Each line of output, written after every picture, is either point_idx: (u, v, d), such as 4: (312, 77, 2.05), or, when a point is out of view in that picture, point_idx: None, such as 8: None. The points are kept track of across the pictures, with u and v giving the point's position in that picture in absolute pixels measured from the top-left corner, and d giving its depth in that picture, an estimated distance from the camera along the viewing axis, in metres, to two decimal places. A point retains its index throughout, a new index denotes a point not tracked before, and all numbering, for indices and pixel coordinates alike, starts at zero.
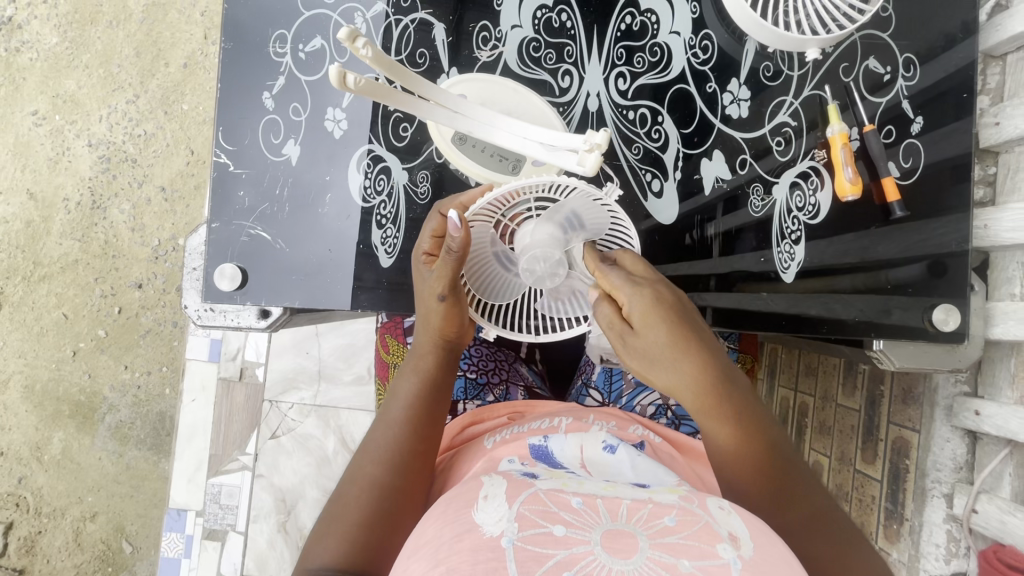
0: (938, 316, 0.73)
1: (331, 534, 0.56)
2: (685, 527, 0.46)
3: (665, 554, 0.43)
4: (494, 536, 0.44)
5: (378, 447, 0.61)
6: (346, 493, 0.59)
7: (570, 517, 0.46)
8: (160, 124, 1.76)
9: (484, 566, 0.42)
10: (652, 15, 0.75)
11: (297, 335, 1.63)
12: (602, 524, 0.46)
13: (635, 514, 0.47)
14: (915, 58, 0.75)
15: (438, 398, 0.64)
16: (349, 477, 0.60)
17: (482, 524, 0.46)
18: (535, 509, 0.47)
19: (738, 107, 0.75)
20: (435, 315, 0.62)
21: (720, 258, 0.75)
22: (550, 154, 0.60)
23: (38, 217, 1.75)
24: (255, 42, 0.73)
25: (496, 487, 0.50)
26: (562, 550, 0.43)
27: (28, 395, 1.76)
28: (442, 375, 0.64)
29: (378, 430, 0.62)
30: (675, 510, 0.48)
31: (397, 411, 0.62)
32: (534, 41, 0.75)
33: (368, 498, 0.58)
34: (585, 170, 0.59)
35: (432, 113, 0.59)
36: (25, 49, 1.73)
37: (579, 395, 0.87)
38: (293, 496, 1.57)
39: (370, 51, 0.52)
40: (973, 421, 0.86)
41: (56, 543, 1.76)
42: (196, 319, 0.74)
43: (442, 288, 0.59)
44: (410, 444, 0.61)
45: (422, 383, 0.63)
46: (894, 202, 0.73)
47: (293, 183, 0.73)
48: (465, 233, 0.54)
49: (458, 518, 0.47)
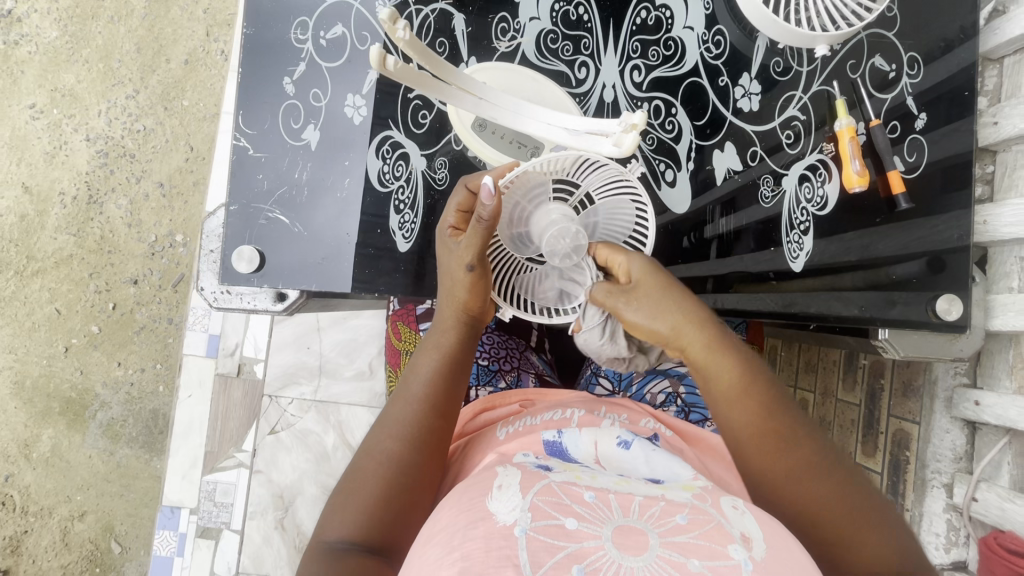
0: (940, 306, 0.75)
1: (350, 508, 0.57)
2: (696, 526, 0.46)
3: (675, 552, 0.44)
4: (506, 525, 0.45)
5: (398, 420, 0.61)
6: (364, 466, 0.60)
7: (582, 511, 0.47)
8: (160, 119, 1.75)
9: (498, 554, 0.43)
10: (666, 11, 0.78)
11: (296, 330, 1.61)
12: (614, 519, 0.46)
13: (646, 511, 0.47)
14: (919, 58, 0.78)
15: (458, 375, 0.65)
16: (366, 450, 0.61)
17: (495, 512, 0.46)
18: (548, 500, 0.47)
19: (749, 100, 0.78)
20: (461, 287, 0.62)
21: (716, 260, 0.79)
22: (574, 138, 0.61)
23: (32, 210, 1.73)
24: (276, 29, 0.74)
25: (509, 476, 0.51)
26: (573, 544, 0.44)
27: (18, 391, 1.73)
28: (463, 351, 0.65)
29: (398, 403, 0.63)
30: (686, 509, 0.48)
31: (418, 388, 0.63)
32: (552, 32, 0.76)
33: (386, 470, 0.59)
34: (619, 151, 0.58)
35: (459, 98, 0.61)
36: (24, 42, 1.72)
37: (588, 384, 0.89)
38: (292, 492, 1.56)
39: (407, 37, 0.53)
40: (973, 412, 0.88)
41: (43, 543, 1.73)
42: (213, 301, 0.74)
43: (469, 260, 0.60)
44: (429, 420, 0.62)
45: (445, 359, 0.64)
46: (900, 195, 0.75)
47: (312, 167, 0.74)
48: (497, 201, 0.55)
49: (473, 503, 0.48)
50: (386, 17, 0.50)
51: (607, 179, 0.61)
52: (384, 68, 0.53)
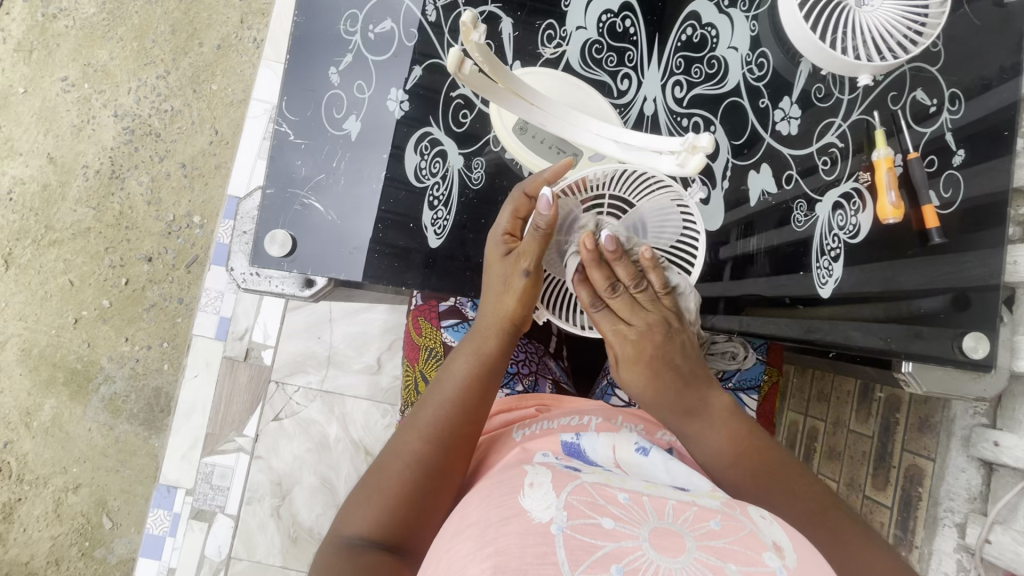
0: (967, 343, 0.75)
1: (372, 505, 0.57)
2: (730, 532, 0.46)
3: (712, 556, 0.44)
4: (543, 522, 0.45)
5: (427, 421, 0.62)
6: (390, 463, 0.60)
7: (618, 511, 0.47)
8: (188, 101, 1.77)
9: (534, 551, 0.43)
10: (712, 30, 0.78)
11: (307, 319, 1.62)
12: (650, 521, 0.46)
13: (681, 515, 0.48)
14: (960, 93, 0.78)
15: (490, 380, 0.65)
16: (393, 448, 0.61)
17: (530, 510, 0.46)
18: (583, 500, 0.47)
19: (788, 124, 0.78)
20: (510, 295, 0.64)
21: (732, 282, 0.77)
22: (623, 152, 0.67)
23: (55, 181, 1.75)
24: (326, 19, 0.75)
25: (541, 476, 0.51)
26: (610, 543, 0.44)
27: (24, 358, 1.74)
28: (499, 357, 0.66)
29: (428, 404, 0.63)
30: (719, 515, 0.48)
31: (450, 391, 0.63)
32: (597, 43, 0.77)
33: (411, 471, 0.59)
34: (682, 170, 0.65)
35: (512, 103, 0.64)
36: (62, 17, 1.75)
37: (604, 394, 0.88)
38: (290, 480, 1.55)
39: (480, 42, 0.57)
40: (992, 452, 0.88)
41: (35, 512, 1.73)
42: (241, 282, 0.75)
43: (525, 267, 0.63)
44: (457, 424, 0.62)
45: (481, 363, 0.65)
46: (932, 229, 0.75)
47: (350, 158, 0.74)
48: (553, 211, 0.59)
49: (504, 500, 0.48)
50: (466, 22, 0.55)
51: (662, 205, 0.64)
52: (460, 71, 0.59)
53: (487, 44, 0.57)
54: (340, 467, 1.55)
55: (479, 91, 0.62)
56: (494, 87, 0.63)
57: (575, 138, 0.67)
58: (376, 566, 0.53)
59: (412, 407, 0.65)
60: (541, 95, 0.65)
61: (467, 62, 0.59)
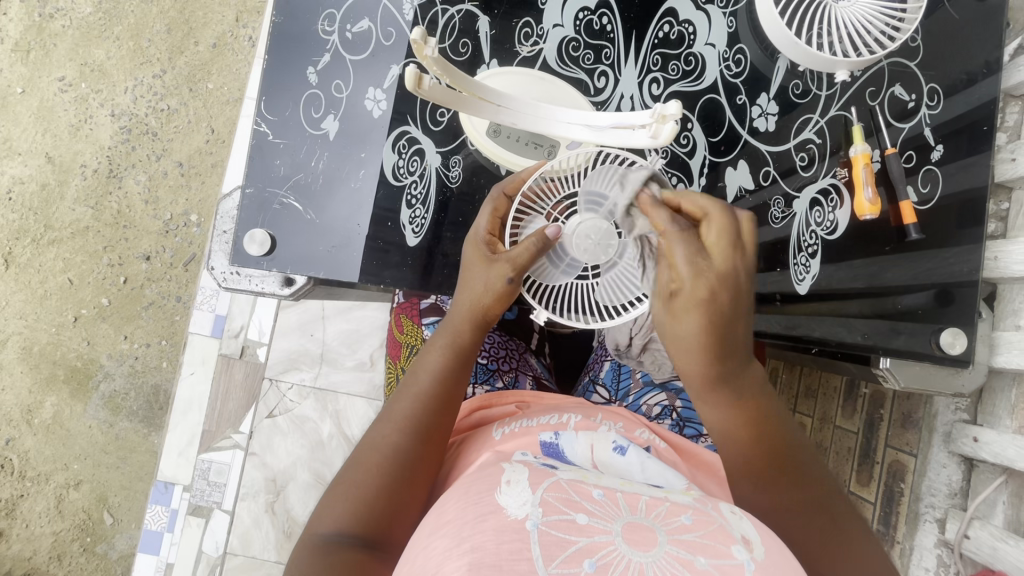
0: (945, 339, 0.74)
1: (347, 499, 0.58)
2: (701, 526, 0.47)
3: (682, 550, 0.44)
4: (518, 518, 0.45)
5: (400, 416, 0.62)
6: (365, 459, 0.61)
7: (592, 507, 0.48)
8: (184, 100, 1.78)
9: (509, 547, 0.43)
10: (689, 26, 0.78)
11: (301, 317, 1.63)
12: (623, 516, 0.47)
13: (653, 510, 0.48)
14: (939, 88, 0.78)
15: (462, 373, 0.66)
16: (368, 443, 0.62)
17: (506, 506, 0.47)
18: (558, 496, 0.48)
19: (765, 120, 0.78)
20: (491, 295, 0.63)
21: None
22: (598, 133, 0.66)
23: (53, 180, 1.77)
24: (304, 19, 0.75)
25: (518, 473, 0.51)
26: (584, 538, 0.45)
27: (25, 356, 1.76)
28: (471, 350, 0.66)
29: (401, 398, 0.64)
30: (690, 510, 0.49)
31: (425, 385, 0.64)
32: (574, 41, 0.77)
33: (385, 465, 0.60)
34: (658, 141, 0.64)
35: (477, 108, 0.64)
36: (58, 16, 1.76)
37: (585, 391, 0.89)
38: (284, 477, 1.57)
39: (434, 55, 0.59)
40: (971, 448, 0.88)
41: (38, 508, 1.75)
42: (222, 282, 0.74)
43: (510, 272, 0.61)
44: (431, 417, 0.63)
45: (453, 356, 0.65)
46: (910, 224, 0.75)
47: (329, 157, 0.75)
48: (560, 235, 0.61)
49: (481, 499, 0.48)
50: (417, 38, 0.57)
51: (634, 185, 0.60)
52: (420, 87, 0.60)
53: (441, 56, 0.59)
54: (333, 464, 1.57)
55: (445, 105, 0.63)
56: (459, 97, 0.64)
57: (550, 131, 0.66)
58: (352, 561, 0.54)
59: (387, 402, 0.66)
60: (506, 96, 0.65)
61: (426, 78, 0.60)
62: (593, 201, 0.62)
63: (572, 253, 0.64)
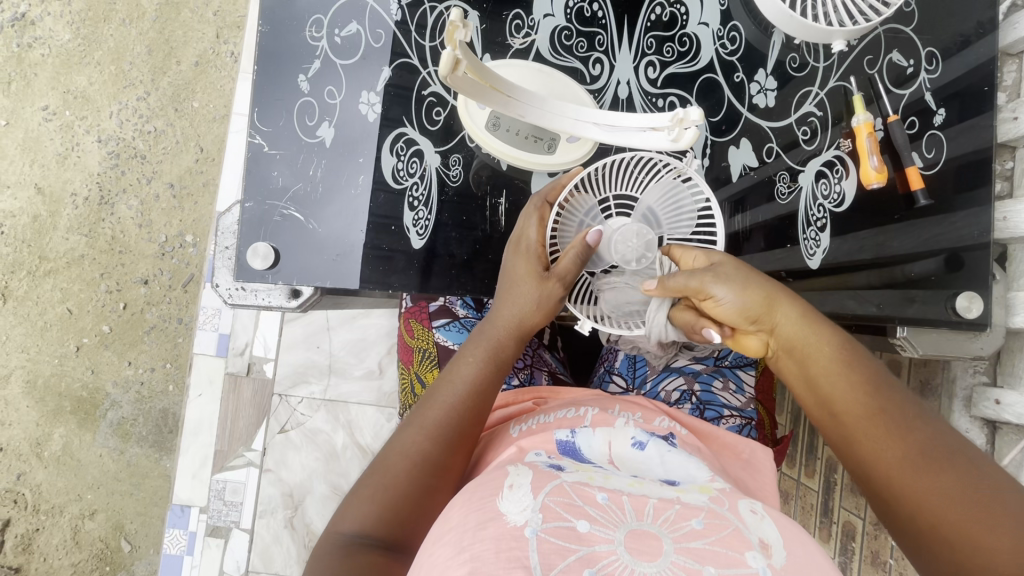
0: (961, 303, 0.74)
1: (372, 500, 0.57)
2: (712, 531, 0.46)
3: (690, 560, 0.44)
4: (517, 526, 0.45)
5: (435, 421, 0.61)
6: (393, 461, 0.59)
7: (595, 514, 0.47)
8: (170, 120, 1.76)
9: (506, 556, 0.43)
10: (681, 7, 0.77)
11: (306, 330, 1.62)
12: (627, 523, 0.46)
13: (661, 515, 0.47)
14: (937, 52, 0.77)
15: (496, 383, 0.65)
16: (399, 444, 0.60)
17: (506, 513, 0.46)
18: (559, 501, 0.47)
19: (765, 96, 0.77)
20: (534, 312, 0.65)
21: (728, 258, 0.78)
22: (611, 134, 0.66)
23: (44, 211, 1.75)
24: (290, 26, 0.74)
25: (521, 476, 0.50)
26: (584, 547, 0.44)
27: (29, 390, 1.75)
28: (504, 362, 0.66)
29: (436, 401, 0.63)
30: (703, 513, 0.48)
31: (460, 391, 0.63)
32: (566, 29, 0.76)
33: (418, 469, 0.59)
34: (677, 146, 0.64)
35: (491, 99, 0.62)
36: (37, 45, 1.74)
37: (602, 381, 0.87)
38: (301, 491, 1.56)
39: (466, 41, 0.55)
40: (993, 410, 0.88)
41: (55, 541, 1.74)
42: (228, 298, 0.74)
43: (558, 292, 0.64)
44: (466, 424, 0.62)
45: (488, 365, 0.65)
46: (917, 189, 0.74)
47: (327, 164, 0.74)
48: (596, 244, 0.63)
49: (484, 503, 0.47)
50: (453, 21, 0.53)
51: (666, 189, 0.67)
52: (453, 73, 0.57)
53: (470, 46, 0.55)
54: (349, 474, 1.56)
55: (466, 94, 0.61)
56: (477, 86, 0.61)
57: (557, 127, 0.65)
58: (373, 565, 0.52)
59: (416, 405, 0.64)
60: (519, 87, 0.63)
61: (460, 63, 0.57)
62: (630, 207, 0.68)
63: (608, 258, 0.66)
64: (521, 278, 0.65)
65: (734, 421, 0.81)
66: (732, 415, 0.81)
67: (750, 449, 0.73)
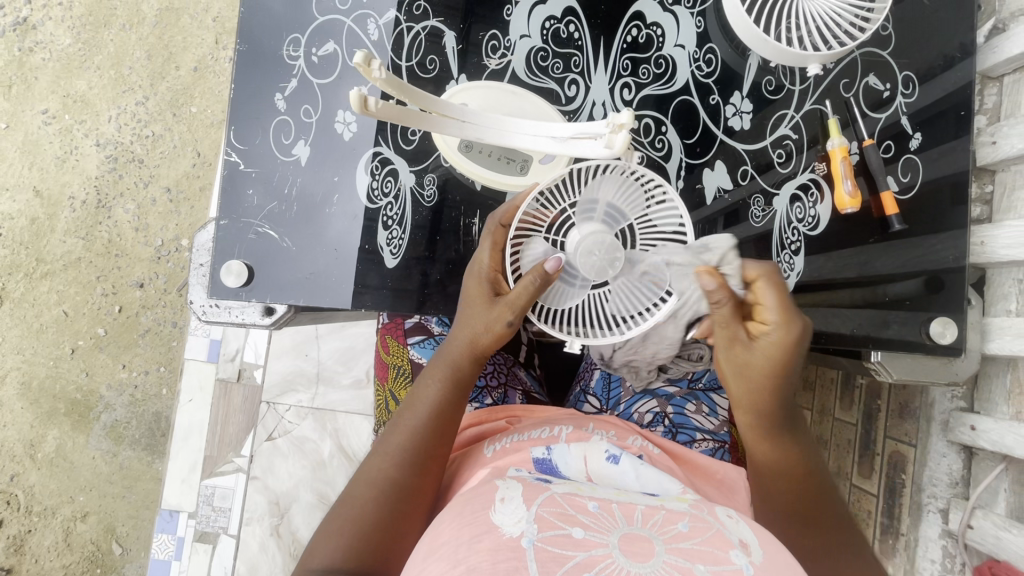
0: (935, 329, 0.74)
1: (342, 532, 0.58)
2: (698, 533, 0.46)
3: (682, 559, 0.44)
4: (513, 536, 0.44)
5: (395, 450, 0.61)
6: (360, 491, 0.60)
7: (587, 520, 0.47)
8: (168, 125, 1.77)
9: (505, 566, 0.42)
10: (657, 29, 0.78)
11: (297, 337, 1.62)
12: (619, 528, 0.46)
13: (650, 520, 0.47)
14: (914, 76, 0.77)
15: (456, 405, 0.65)
16: (366, 474, 0.61)
17: (501, 525, 0.46)
18: (553, 511, 0.47)
19: (740, 119, 0.77)
20: (489, 335, 0.64)
21: None
22: (564, 146, 0.66)
23: (42, 214, 1.76)
24: (268, 45, 0.74)
25: (511, 489, 0.50)
26: (581, 553, 0.44)
27: (25, 392, 1.75)
28: (463, 384, 0.65)
29: (396, 429, 0.63)
30: (687, 517, 0.48)
31: (419, 419, 0.63)
32: (542, 50, 0.77)
33: (382, 498, 0.59)
34: (613, 150, 0.64)
35: (440, 124, 0.63)
36: (38, 49, 1.76)
37: (577, 401, 0.87)
38: (288, 499, 1.55)
39: (383, 76, 0.56)
40: (969, 436, 0.87)
41: (46, 542, 1.74)
42: (202, 315, 0.73)
43: (511, 316, 0.62)
44: (428, 450, 0.62)
45: (445, 389, 0.64)
46: (891, 215, 0.74)
47: (302, 182, 0.74)
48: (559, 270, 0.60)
49: (475, 518, 0.47)
50: (361, 62, 0.54)
51: (629, 190, 0.62)
52: (366, 109, 0.57)
53: (391, 75, 0.57)
54: (336, 483, 1.55)
55: (400, 122, 0.62)
56: (414, 114, 0.62)
57: (513, 145, 0.66)
58: None
59: (382, 434, 0.65)
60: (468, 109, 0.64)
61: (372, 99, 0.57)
62: (588, 209, 0.63)
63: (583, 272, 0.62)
64: (477, 302, 0.65)
65: (707, 444, 0.81)
66: (705, 438, 0.81)
67: (722, 468, 0.73)
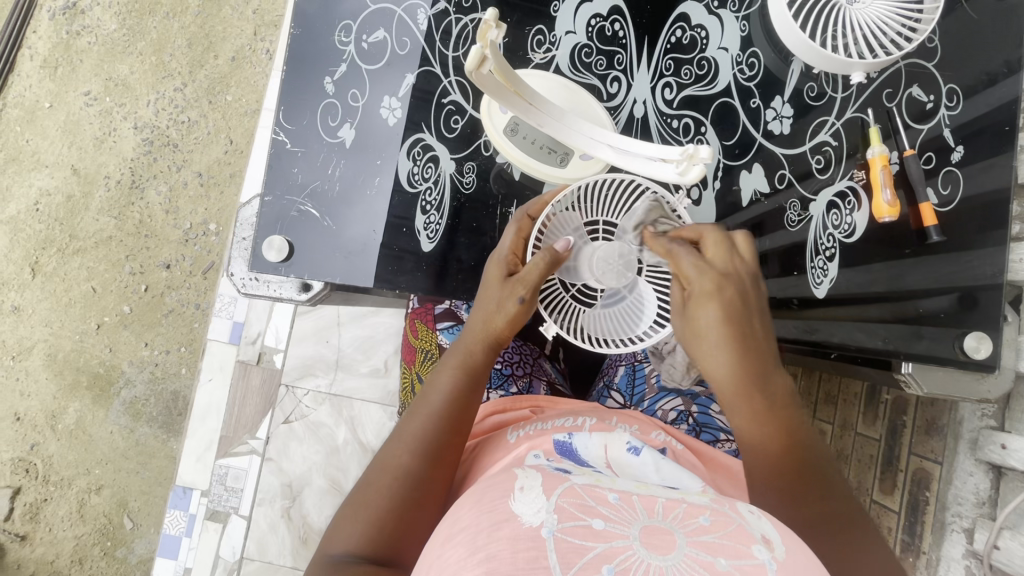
0: (970, 343, 0.72)
1: (355, 522, 0.56)
2: (720, 527, 0.42)
3: (702, 552, 0.40)
4: (534, 526, 0.41)
5: (412, 436, 0.60)
6: (376, 476, 0.59)
7: (608, 512, 0.43)
8: (203, 112, 1.82)
9: (527, 557, 0.39)
10: (701, 31, 0.79)
11: (318, 322, 1.64)
12: (640, 519, 0.42)
13: (671, 512, 0.43)
14: (959, 89, 0.77)
15: (474, 391, 0.64)
16: (383, 459, 0.60)
17: (520, 514, 0.42)
18: (572, 501, 0.43)
19: (780, 123, 0.78)
20: (502, 315, 0.63)
21: None
22: (620, 157, 0.66)
23: (78, 191, 1.81)
24: (322, 30, 0.77)
25: (530, 478, 0.46)
26: (600, 544, 0.40)
27: (50, 363, 1.80)
28: (483, 371, 0.65)
29: (413, 416, 0.62)
30: (708, 510, 0.44)
31: (437, 403, 0.62)
32: (586, 47, 0.79)
33: (399, 483, 0.58)
34: (683, 180, 0.64)
35: (514, 102, 0.64)
36: (85, 33, 1.82)
37: (600, 396, 0.88)
38: (300, 482, 1.57)
39: (496, 40, 0.55)
40: (999, 455, 0.88)
41: (60, 512, 1.78)
42: (241, 287, 0.77)
43: (523, 292, 0.62)
44: (443, 436, 0.61)
45: (462, 372, 0.64)
46: (930, 226, 0.73)
47: (345, 164, 0.76)
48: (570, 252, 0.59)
49: (494, 504, 0.43)
50: (488, 21, 0.53)
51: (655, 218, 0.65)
52: (478, 71, 0.58)
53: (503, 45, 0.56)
54: (348, 469, 1.57)
55: (489, 94, 0.62)
56: (502, 89, 0.62)
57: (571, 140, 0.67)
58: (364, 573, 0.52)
59: (402, 417, 0.64)
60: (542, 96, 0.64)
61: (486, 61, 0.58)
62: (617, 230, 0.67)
63: (585, 275, 0.65)
64: (493, 283, 0.65)
65: (731, 444, 0.81)
66: (729, 439, 0.80)
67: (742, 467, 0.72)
